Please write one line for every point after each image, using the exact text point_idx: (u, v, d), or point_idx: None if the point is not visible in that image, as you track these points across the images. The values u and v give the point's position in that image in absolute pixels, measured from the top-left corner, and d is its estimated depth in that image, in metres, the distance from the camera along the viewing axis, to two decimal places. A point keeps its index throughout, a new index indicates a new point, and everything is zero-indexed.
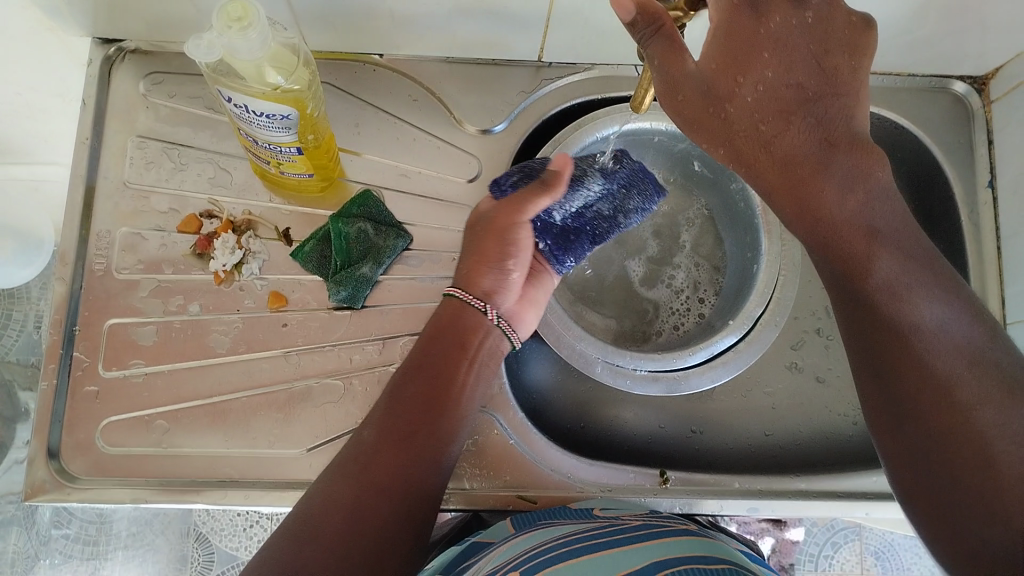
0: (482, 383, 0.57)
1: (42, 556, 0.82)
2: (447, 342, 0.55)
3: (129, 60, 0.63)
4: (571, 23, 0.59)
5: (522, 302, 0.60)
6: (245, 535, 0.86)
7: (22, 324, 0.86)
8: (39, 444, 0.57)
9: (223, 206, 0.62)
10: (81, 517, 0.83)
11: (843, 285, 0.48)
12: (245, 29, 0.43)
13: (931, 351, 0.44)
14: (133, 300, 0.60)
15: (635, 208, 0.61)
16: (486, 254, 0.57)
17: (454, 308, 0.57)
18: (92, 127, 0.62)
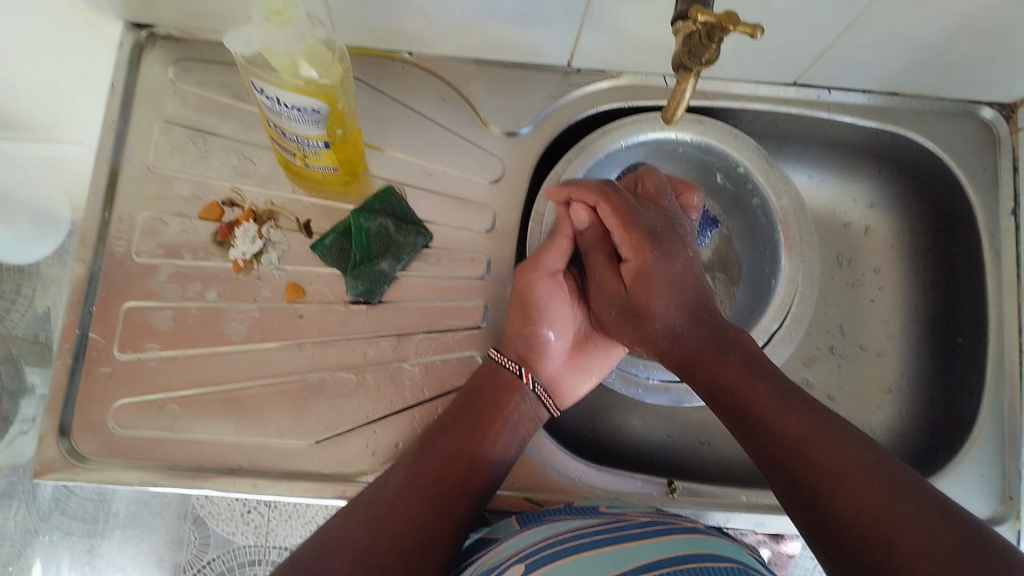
0: (516, 442, 0.58)
1: (42, 532, 0.78)
2: (488, 394, 0.57)
3: (160, 46, 0.63)
4: (603, 30, 0.59)
5: (565, 369, 0.61)
6: (243, 520, 0.93)
7: (30, 302, 0.80)
8: (51, 422, 0.57)
9: (246, 195, 0.62)
10: (82, 495, 0.82)
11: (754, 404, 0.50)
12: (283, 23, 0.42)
13: (841, 451, 0.46)
14: (152, 283, 0.60)
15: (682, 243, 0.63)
16: (524, 317, 0.59)
17: (486, 368, 0.58)
18: (119, 111, 0.62)
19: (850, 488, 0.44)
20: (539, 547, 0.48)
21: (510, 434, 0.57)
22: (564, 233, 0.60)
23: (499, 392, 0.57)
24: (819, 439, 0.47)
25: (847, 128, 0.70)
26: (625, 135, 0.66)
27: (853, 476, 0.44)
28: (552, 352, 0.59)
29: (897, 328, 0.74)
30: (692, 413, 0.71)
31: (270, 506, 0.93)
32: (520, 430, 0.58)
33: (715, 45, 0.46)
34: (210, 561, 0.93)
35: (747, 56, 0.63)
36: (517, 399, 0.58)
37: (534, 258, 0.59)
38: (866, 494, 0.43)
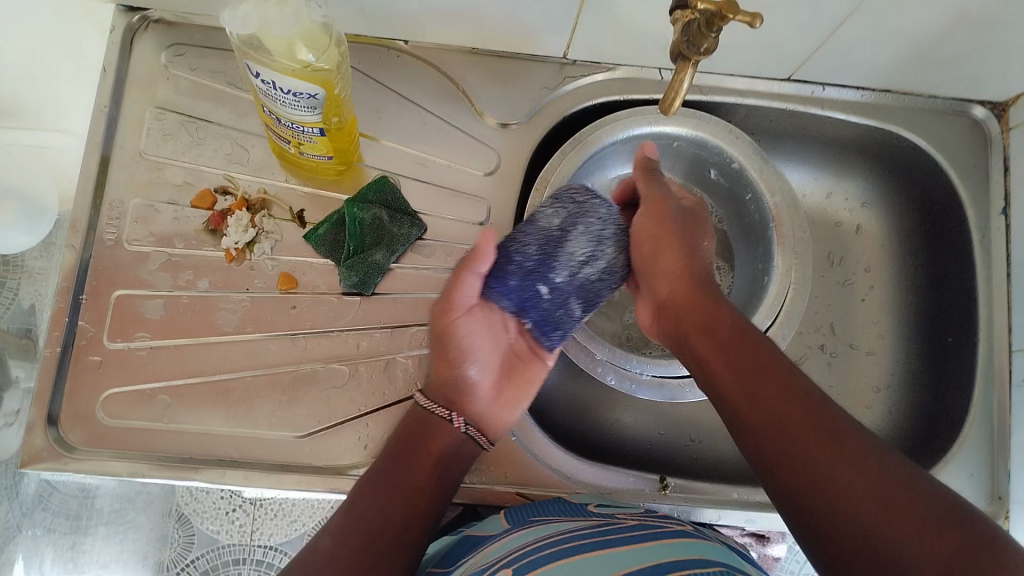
0: (450, 484, 0.56)
1: (24, 527, 0.80)
2: (414, 445, 0.54)
3: (152, 30, 0.62)
4: (597, 20, 0.59)
5: (495, 405, 0.59)
6: (227, 518, 0.89)
7: (14, 295, 0.80)
8: (38, 410, 0.56)
9: (239, 182, 0.62)
10: (63, 491, 0.84)
11: (733, 373, 0.49)
12: None
13: (820, 413, 0.44)
14: (143, 272, 0.59)
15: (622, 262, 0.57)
16: (447, 362, 0.56)
17: (416, 417, 0.56)
18: (111, 95, 0.61)
19: (854, 473, 0.41)
20: (526, 550, 0.48)
21: (438, 475, 0.55)
22: (479, 269, 0.54)
23: (427, 441, 0.55)
24: (815, 419, 0.44)
25: (840, 123, 0.71)
26: (621, 131, 0.65)
27: (843, 442, 0.42)
28: (478, 391, 0.57)
29: (888, 327, 0.75)
30: (684, 413, 0.70)
31: (257, 505, 0.90)
32: (452, 471, 0.56)
33: (715, 35, 0.45)
34: (194, 561, 0.88)
35: (740, 48, 0.63)
36: (448, 443, 0.56)
37: (450, 299, 0.54)
38: (857, 460, 0.41)
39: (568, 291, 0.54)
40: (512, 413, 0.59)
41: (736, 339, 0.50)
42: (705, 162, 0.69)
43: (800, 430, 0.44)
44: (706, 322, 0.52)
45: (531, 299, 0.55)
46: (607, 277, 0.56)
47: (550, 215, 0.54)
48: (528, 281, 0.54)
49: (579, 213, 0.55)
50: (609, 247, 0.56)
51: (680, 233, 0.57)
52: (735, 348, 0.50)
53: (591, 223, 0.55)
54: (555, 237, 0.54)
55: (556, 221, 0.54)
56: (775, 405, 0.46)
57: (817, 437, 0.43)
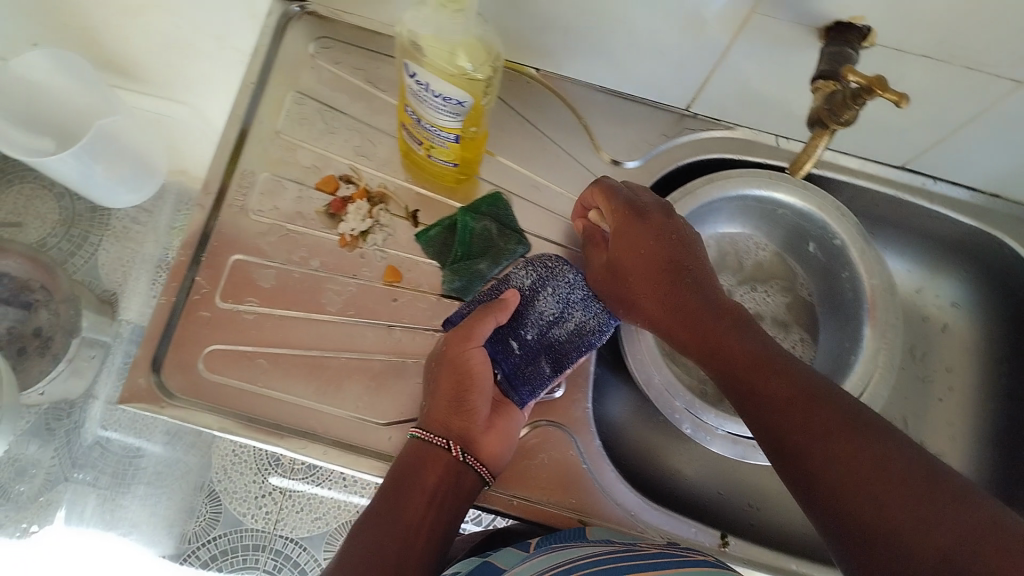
0: (450, 522, 0.55)
1: (76, 471, 1.04)
2: (411, 475, 0.54)
3: (305, 21, 0.66)
4: (730, 82, 0.61)
5: (489, 432, 0.57)
6: (257, 504, 1.03)
7: (87, 246, 1.13)
8: (145, 354, 0.58)
9: (363, 175, 0.65)
10: (110, 452, 1.06)
11: (737, 380, 0.48)
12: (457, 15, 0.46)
13: (818, 415, 0.43)
14: (262, 242, 0.62)
15: (593, 328, 0.61)
16: (450, 393, 0.56)
17: (415, 448, 0.56)
18: (259, 74, 0.65)
19: (855, 475, 0.40)
20: (558, 569, 0.49)
21: (438, 510, 0.54)
22: (500, 315, 0.58)
23: (425, 471, 0.55)
24: (814, 421, 0.43)
25: (944, 219, 0.72)
26: (732, 188, 0.68)
27: (836, 441, 0.41)
28: (478, 422, 0.57)
29: (961, 429, 0.74)
30: (743, 474, 0.71)
31: (286, 495, 1.03)
32: (451, 507, 0.55)
33: (857, 109, 0.48)
34: (215, 540, 1.01)
35: (860, 131, 0.65)
36: (446, 475, 0.55)
37: (470, 329, 0.57)
38: (858, 459, 0.40)
39: (538, 350, 0.60)
40: (507, 447, 0.58)
41: (735, 342, 0.49)
42: (806, 234, 0.71)
43: (803, 430, 0.43)
44: (694, 321, 0.51)
45: (505, 352, 0.60)
46: (577, 340, 0.61)
47: (522, 276, 0.61)
48: (505, 334, 0.60)
49: (550, 277, 0.61)
50: (580, 310, 0.61)
51: (642, 227, 0.55)
52: (727, 349, 0.49)
53: (559, 286, 0.61)
54: (527, 298, 0.60)
55: (527, 281, 0.61)
56: (776, 412, 0.45)
57: (830, 434, 0.42)
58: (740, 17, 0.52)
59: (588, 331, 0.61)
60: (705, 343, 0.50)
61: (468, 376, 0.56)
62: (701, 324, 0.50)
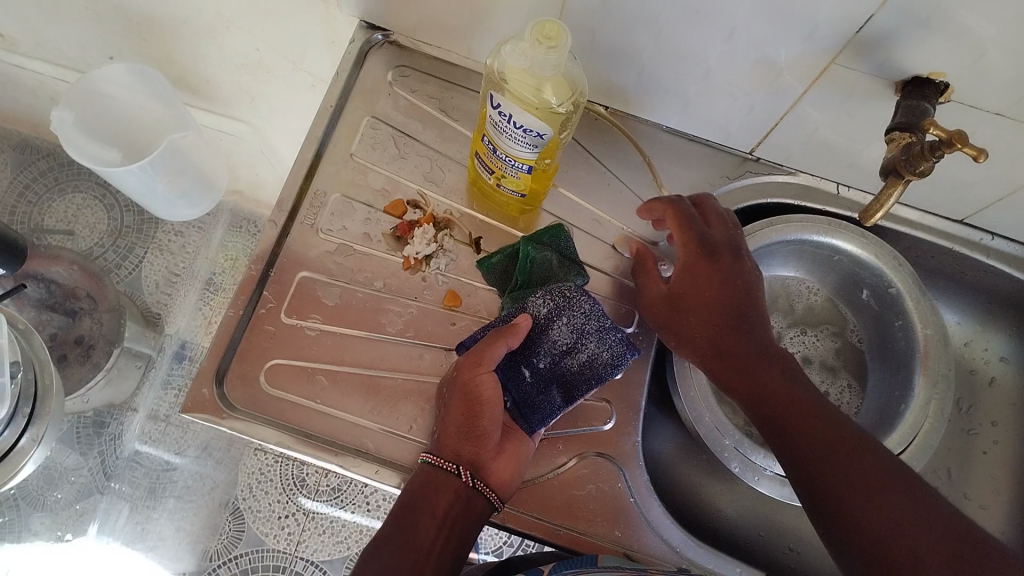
0: (462, 542, 0.57)
1: (113, 482, 1.07)
2: (421, 500, 0.56)
3: (386, 50, 0.69)
4: (797, 130, 0.62)
5: (498, 461, 0.57)
6: (279, 526, 1.08)
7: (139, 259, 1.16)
8: (209, 365, 0.60)
9: (430, 201, 0.66)
10: (150, 466, 1.09)
11: (779, 420, 0.54)
12: (550, 51, 0.48)
13: (856, 471, 0.50)
14: (328, 260, 0.64)
15: (607, 360, 0.59)
16: (457, 417, 0.56)
17: (423, 476, 0.56)
18: (338, 99, 0.67)
19: (894, 525, 0.47)
20: None
21: (444, 533, 0.56)
22: (508, 340, 0.57)
23: (432, 495, 0.56)
24: (858, 476, 0.50)
25: (1000, 275, 0.72)
26: (790, 232, 0.68)
27: (880, 497, 0.48)
28: (485, 451, 0.56)
29: (1007, 485, 0.74)
30: (786, 519, 0.70)
31: (309, 517, 1.09)
32: (459, 530, 0.57)
33: (934, 161, 0.48)
34: (236, 558, 1.06)
35: (923, 184, 0.65)
36: (453, 499, 0.56)
37: (479, 354, 0.57)
38: (900, 517, 0.47)
39: (549, 378, 0.59)
40: (515, 474, 0.58)
41: (784, 387, 0.54)
42: (860, 281, 0.71)
43: (846, 480, 0.50)
44: (747, 365, 0.56)
45: (517, 379, 0.59)
46: (589, 372, 0.59)
47: (539, 303, 0.59)
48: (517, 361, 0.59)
49: (568, 307, 0.59)
50: (595, 342, 0.59)
51: (717, 270, 0.58)
52: (778, 392, 0.54)
53: (575, 316, 0.59)
54: (541, 326, 0.59)
55: (543, 310, 0.59)
56: (818, 456, 0.51)
57: (855, 460, 0.50)
58: (817, 66, 0.53)
59: (602, 363, 0.59)
60: (756, 383, 0.55)
61: (475, 402, 0.56)
62: (757, 368, 0.55)
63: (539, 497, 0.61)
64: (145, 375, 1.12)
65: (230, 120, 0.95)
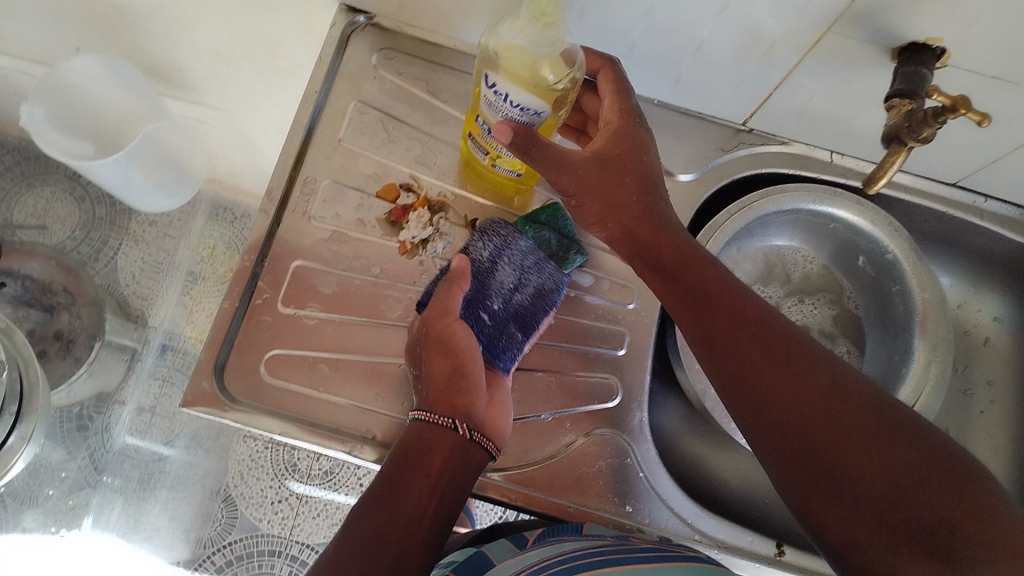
0: (453, 502, 0.55)
1: (106, 474, 1.05)
2: (410, 454, 0.54)
3: (369, 31, 0.67)
4: (792, 101, 0.61)
5: (491, 406, 0.58)
6: (273, 509, 1.10)
7: (114, 251, 1.14)
8: (208, 360, 0.59)
9: (423, 183, 0.65)
10: (140, 458, 1.08)
11: (715, 327, 0.51)
12: (546, 25, 0.47)
13: (808, 382, 0.47)
14: (323, 248, 0.62)
15: (553, 287, 0.62)
16: (444, 366, 0.56)
17: (423, 433, 0.55)
18: (323, 83, 0.65)
19: (854, 442, 0.44)
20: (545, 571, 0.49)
21: (436, 490, 0.54)
22: (462, 284, 0.58)
23: (420, 447, 0.55)
24: (808, 387, 0.47)
25: (992, 236, 0.72)
26: (788, 202, 0.68)
27: (837, 412, 0.45)
28: (477, 393, 0.57)
29: (1002, 440, 0.75)
30: None
31: (302, 500, 1.11)
32: (454, 485, 0.55)
33: (936, 128, 0.50)
34: (231, 543, 1.08)
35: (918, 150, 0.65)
36: (450, 450, 0.55)
37: (440, 304, 0.57)
38: (853, 429, 0.45)
39: (507, 317, 0.60)
40: (507, 418, 0.58)
41: (734, 302, 0.51)
42: (855, 247, 0.72)
43: (795, 393, 0.47)
44: (701, 286, 0.52)
45: (477, 326, 0.59)
46: (541, 303, 0.61)
47: (479, 247, 0.60)
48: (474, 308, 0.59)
49: (505, 245, 0.61)
50: (536, 275, 0.61)
51: (629, 148, 0.54)
52: (717, 300, 0.51)
53: (513, 254, 0.61)
54: (484, 269, 0.60)
55: (485, 254, 0.60)
56: (770, 367, 0.48)
57: (795, 373, 0.47)
58: (812, 37, 0.52)
59: (550, 292, 0.62)
60: (705, 296, 0.52)
61: (454, 350, 0.57)
62: (695, 279, 0.52)
63: (548, 476, 0.61)
64: (130, 371, 1.09)
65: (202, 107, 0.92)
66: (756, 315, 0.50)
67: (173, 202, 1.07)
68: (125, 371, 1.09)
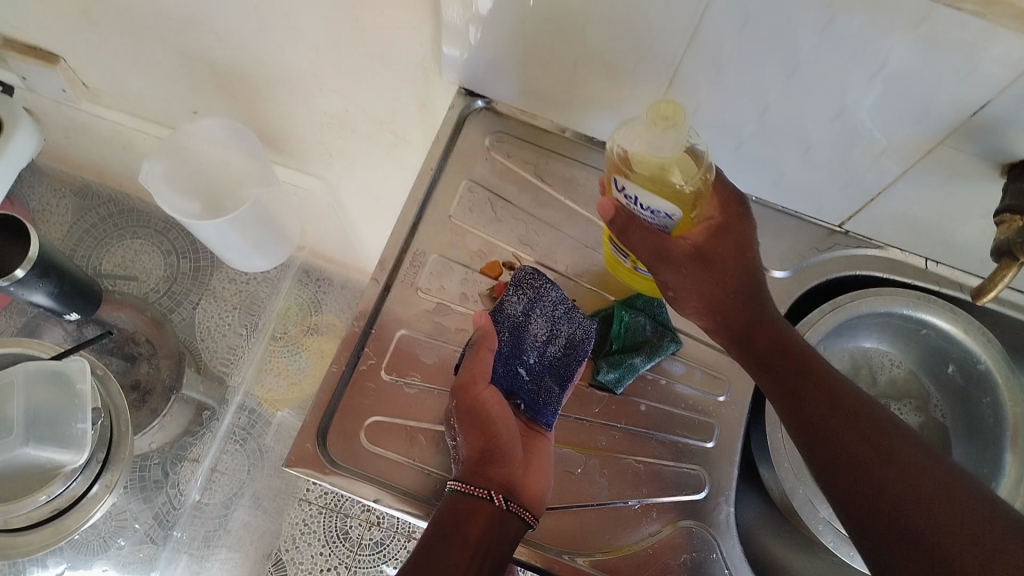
0: (498, 566, 0.55)
1: (176, 528, 1.05)
2: (452, 522, 0.55)
3: (484, 116, 0.71)
4: (893, 207, 0.63)
5: (530, 474, 0.58)
6: None
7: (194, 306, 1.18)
8: (313, 421, 0.61)
9: (525, 264, 0.68)
10: (207, 516, 1.10)
11: (791, 384, 0.55)
12: (666, 129, 0.48)
13: (881, 441, 0.51)
14: (428, 319, 0.65)
15: (583, 334, 0.62)
16: (475, 434, 0.58)
17: (462, 503, 0.56)
18: (438, 163, 0.69)
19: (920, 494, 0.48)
20: None
21: (479, 557, 0.54)
22: (489, 348, 0.59)
23: (462, 515, 0.55)
24: (882, 446, 0.51)
25: None
26: (881, 304, 0.70)
27: (908, 468, 0.49)
28: (513, 462, 0.57)
29: None
30: None
31: None
32: (498, 548, 0.55)
33: None
34: None
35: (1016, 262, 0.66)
36: (489, 519, 0.55)
37: (471, 375, 0.59)
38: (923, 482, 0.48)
39: (543, 372, 0.61)
40: (546, 484, 0.59)
41: (812, 361, 0.55)
42: (946, 355, 0.72)
43: (870, 449, 0.51)
44: (782, 347, 0.56)
45: (515, 383, 0.61)
46: (573, 352, 0.62)
47: (513, 303, 0.62)
48: (508, 369, 0.61)
49: (538, 298, 0.62)
50: (567, 324, 0.62)
51: (728, 228, 0.57)
52: (798, 358, 0.56)
53: (546, 305, 0.62)
54: (519, 323, 0.61)
55: (519, 309, 0.62)
56: (843, 424, 0.52)
57: (871, 434, 0.51)
58: (923, 148, 0.54)
59: (581, 341, 0.62)
60: (782, 355, 0.56)
61: (485, 418, 0.58)
62: (777, 338, 0.56)
63: (636, 565, 0.63)
64: (208, 429, 1.11)
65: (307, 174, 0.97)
66: (835, 377, 0.54)
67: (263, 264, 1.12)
68: (202, 429, 1.11)
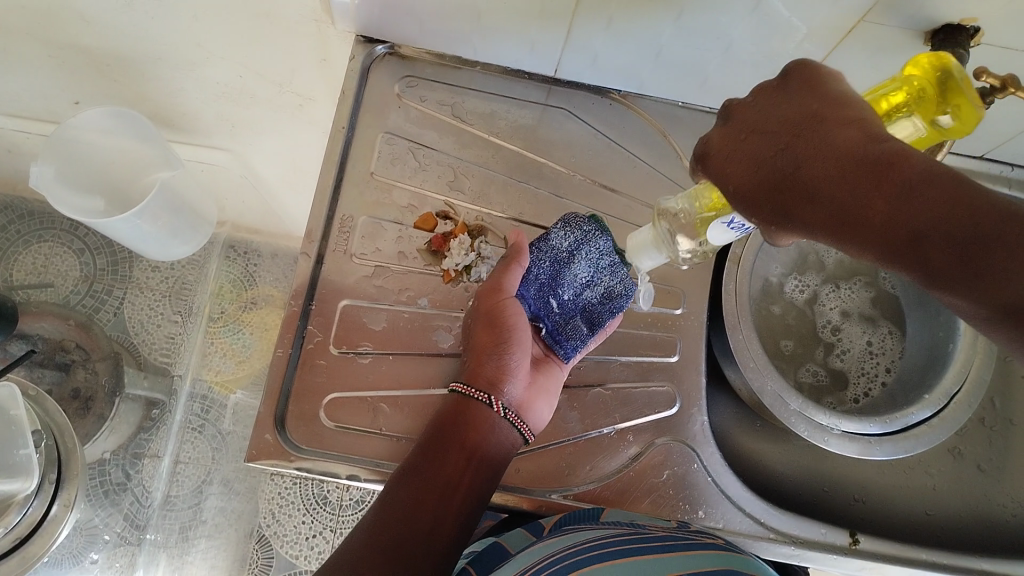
0: (488, 480, 0.55)
1: (149, 530, 1.03)
2: (450, 428, 0.54)
3: (390, 61, 0.66)
4: None
5: (531, 391, 0.57)
6: (308, 545, 1.15)
7: (118, 304, 1.10)
8: (269, 411, 0.58)
9: (458, 210, 0.65)
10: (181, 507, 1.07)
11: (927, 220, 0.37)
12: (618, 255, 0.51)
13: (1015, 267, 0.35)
14: (368, 285, 0.62)
15: (621, 290, 0.59)
16: (491, 339, 0.56)
17: (462, 405, 0.55)
18: (349, 119, 0.65)
19: None
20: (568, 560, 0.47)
21: (472, 462, 0.53)
22: (520, 262, 0.58)
23: (467, 423, 0.54)
24: None
25: None
26: None
27: None
28: (518, 375, 0.56)
29: None
30: (847, 469, 0.71)
31: (335, 532, 1.17)
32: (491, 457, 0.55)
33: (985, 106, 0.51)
34: None
35: None
36: (485, 430, 0.54)
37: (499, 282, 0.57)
38: None
39: (572, 310, 0.59)
40: (546, 407, 0.58)
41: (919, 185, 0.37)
42: None
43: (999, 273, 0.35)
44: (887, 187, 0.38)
45: (543, 310, 0.59)
46: (610, 303, 0.59)
47: (559, 235, 0.58)
48: (540, 297, 0.58)
49: (585, 240, 0.58)
50: (609, 276, 0.59)
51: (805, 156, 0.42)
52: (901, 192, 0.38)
53: (592, 253, 0.58)
54: (562, 260, 0.58)
55: (564, 245, 0.58)
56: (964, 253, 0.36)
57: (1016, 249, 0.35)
58: (847, 26, 0.53)
59: (619, 293, 0.59)
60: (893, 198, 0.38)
61: (507, 329, 0.56)
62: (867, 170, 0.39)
63: (617, 488, 0.62)
64: (163, 423, 1.07)
65: (212, 149, 0.91)
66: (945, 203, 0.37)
67: (185, 252, 1.08)
68: (156, 423, 1.06)
